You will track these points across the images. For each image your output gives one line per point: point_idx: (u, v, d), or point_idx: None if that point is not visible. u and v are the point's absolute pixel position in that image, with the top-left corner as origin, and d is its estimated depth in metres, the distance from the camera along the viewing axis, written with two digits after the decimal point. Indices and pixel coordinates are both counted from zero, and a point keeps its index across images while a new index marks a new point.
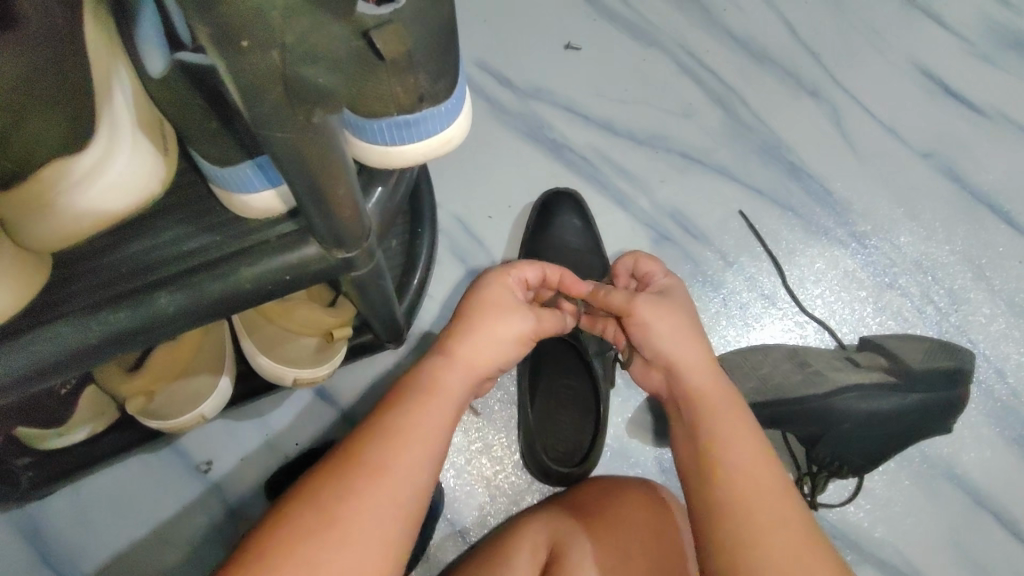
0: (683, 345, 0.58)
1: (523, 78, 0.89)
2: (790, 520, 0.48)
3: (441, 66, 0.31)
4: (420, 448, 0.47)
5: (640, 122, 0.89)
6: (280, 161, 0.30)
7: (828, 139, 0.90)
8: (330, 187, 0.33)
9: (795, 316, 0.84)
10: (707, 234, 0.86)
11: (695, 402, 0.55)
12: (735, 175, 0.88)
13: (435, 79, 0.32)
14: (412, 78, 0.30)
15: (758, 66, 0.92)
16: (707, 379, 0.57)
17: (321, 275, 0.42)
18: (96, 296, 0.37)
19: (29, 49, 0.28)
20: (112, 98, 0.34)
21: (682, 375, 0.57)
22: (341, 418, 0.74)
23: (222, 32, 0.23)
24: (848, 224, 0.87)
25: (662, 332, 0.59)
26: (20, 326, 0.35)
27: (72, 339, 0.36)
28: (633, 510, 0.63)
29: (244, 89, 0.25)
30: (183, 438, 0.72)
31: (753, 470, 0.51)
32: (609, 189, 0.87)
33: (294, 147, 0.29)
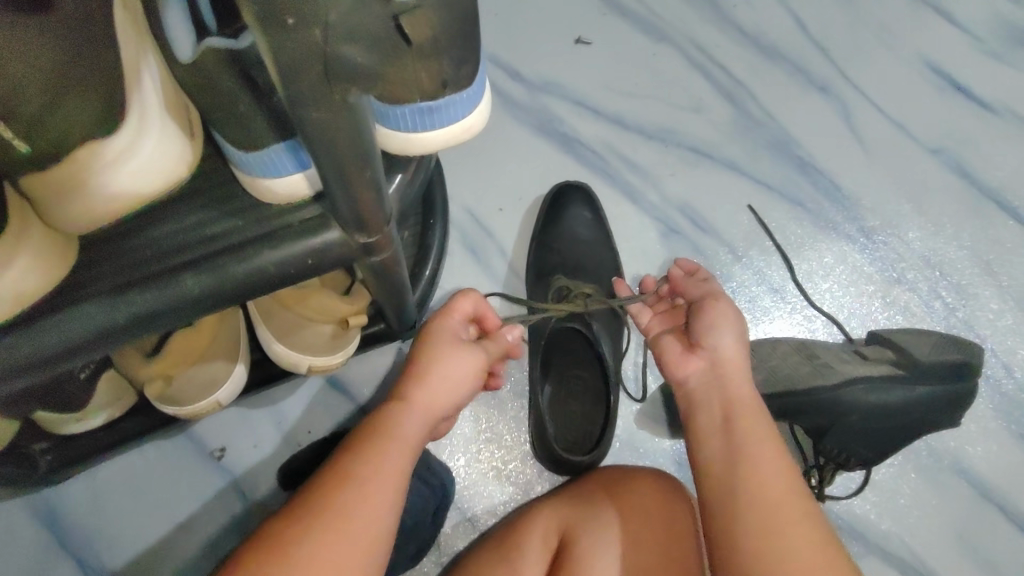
0: (733, 341, 0.62)
1: (535, 72, 0.89)
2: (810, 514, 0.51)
3: (467, 52, 0.32)
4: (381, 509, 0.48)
5: (650, 117, 0.89)
6: (311, 141, 0.30)
7: (837, 135, 0.90)
8: (358, 169, 0.34)
9: (804, 310, 0.84)
10: (715, 228, 0.86)
11: (734, 414, 0.57)
12: (744, 169, 0.88)
13: (461, 66, 0.32)
14: (438, 65, 0.31)
15: (768, 63, 0.92)
16: (748, 399, 0.58)
17: (343, 260, 0.43)
18: (122, 277, 0.38)
19: (62, 33, 0.29)
20: (141, 78, 0.35)
21: (727, 375, 0.60)
22: (351, 406, 0.74)
23: (268, 9, 0.23)
24: (856, 219, 0.87)
25: (723, 325, 0.63)
26: (46, 306, 0.36)
27: (102, 320, 0.37)
28: (651, 493, 0.65)
29: (285, 68, 0.26)
30: (196, 426, 0.73)
31: (778, 484, 0.52)
32: (619, 182, 0.87)
33: (327, 127, 0.29)
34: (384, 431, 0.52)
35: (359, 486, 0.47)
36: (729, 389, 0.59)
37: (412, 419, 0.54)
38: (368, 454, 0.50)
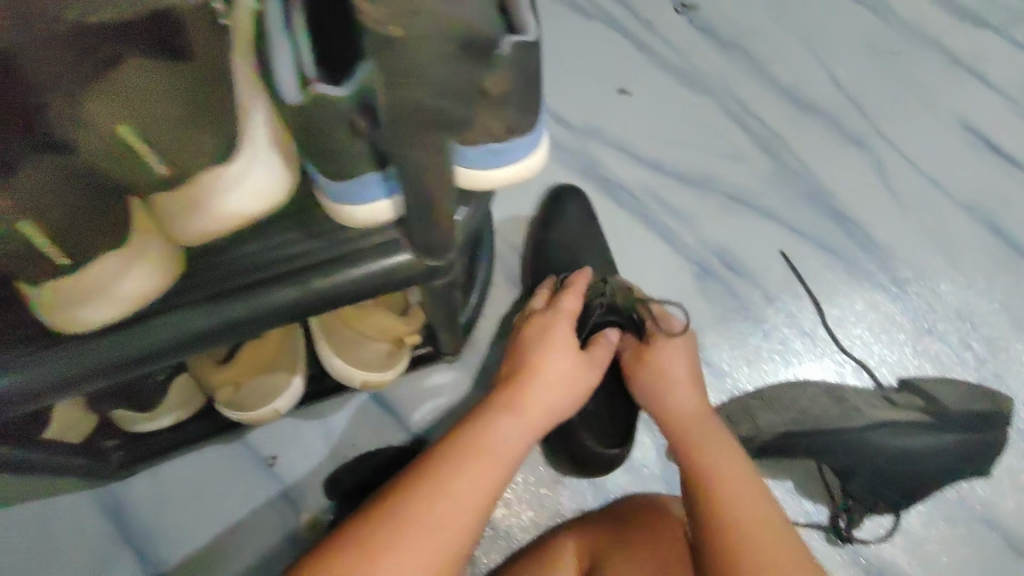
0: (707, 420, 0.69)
1: (582, 119, 0.95)
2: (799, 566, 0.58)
3: (526, 103, 0.37)
4: (446, 529, 0.53)
5: (690, 165, 0.94)
6: (403, 176, 0.36)
7: (870, 188, 0.94)
8: (437, 204, 0.39)
9: (836, 355, 0.86)
10: (751, 272, 0.89)
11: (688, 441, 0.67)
12: (779, 217, 0.92)
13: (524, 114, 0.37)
14: (505, 114, 0.36)
15: (805, 118, 0.97)
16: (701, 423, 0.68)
17: (409, 281, 0.48)
18: (217, 287, 0.44)
19: (177, 75, 0.32)
20: (252, 120, 0.41)
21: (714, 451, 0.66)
22: (397, 424, 0.79)
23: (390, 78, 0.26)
24: (889, 270, 0.90)
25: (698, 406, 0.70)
26: (155, 309, 0.43)
27: (200, 322, 0.44)
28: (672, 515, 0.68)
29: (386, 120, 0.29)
30: (252, 434, 0.77)
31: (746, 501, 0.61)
32: (659, 224, 0.91)
33: (415, 167, 0.35)
34: (478, 437, 0.59)
35: (450, 494, 0.54)
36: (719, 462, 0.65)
37: (511, 428, 0.61)
38: (458, 459, 0.57)
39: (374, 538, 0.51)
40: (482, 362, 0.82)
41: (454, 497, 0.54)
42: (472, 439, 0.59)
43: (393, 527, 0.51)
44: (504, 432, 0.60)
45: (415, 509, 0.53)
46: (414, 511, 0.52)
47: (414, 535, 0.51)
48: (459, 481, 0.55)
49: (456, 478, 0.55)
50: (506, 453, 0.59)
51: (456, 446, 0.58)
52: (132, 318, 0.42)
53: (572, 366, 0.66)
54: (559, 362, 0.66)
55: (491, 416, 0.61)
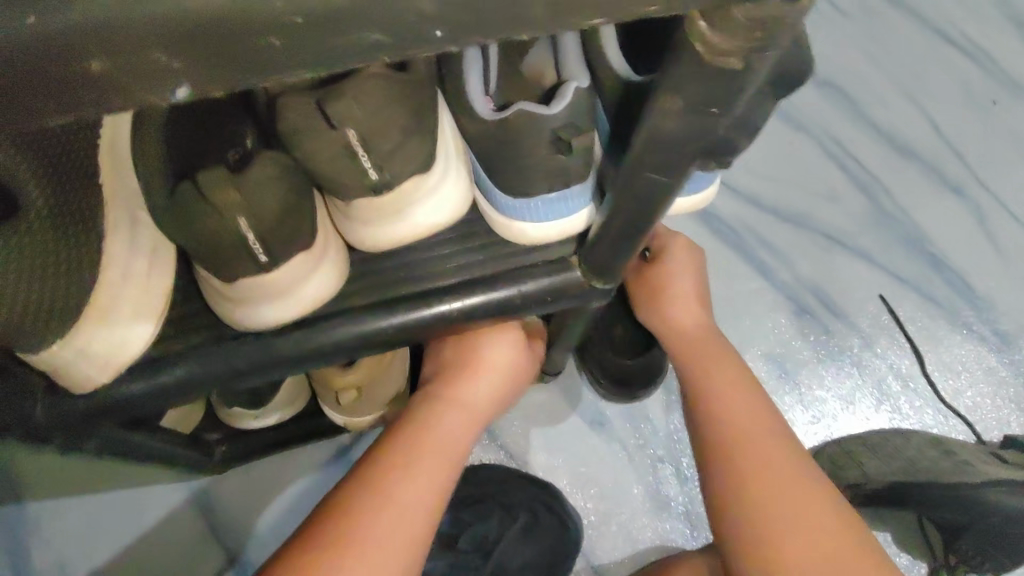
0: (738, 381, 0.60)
1: None
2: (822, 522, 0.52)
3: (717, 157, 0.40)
4: (415, 505, 0.46)
5: (786, 201, 0.94)
6: (624, 201, 0.35)
7: (970, 236, 0.92)
8: (642, 231, 0.38)
9: (929, 406, 0.85)
10: (847, 313, 0.88)
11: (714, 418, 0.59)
12: (876, 259, 0.91)
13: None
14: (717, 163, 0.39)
15: (903, 160, 0.96)
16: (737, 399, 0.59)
17: (577, 301, 0.46)
18: (379, 296, 0.44)
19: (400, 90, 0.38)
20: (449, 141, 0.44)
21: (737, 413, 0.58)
22: (490, 441, 0.78)
23: (698, 104, 0.25)
24: (991, 322, 0.88)
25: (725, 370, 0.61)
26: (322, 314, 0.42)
27: (362, 327, 0.42)
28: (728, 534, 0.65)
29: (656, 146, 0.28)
30: (345, 439, 0.77)
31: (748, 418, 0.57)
32: (753, 258, 0.90)
33: (646, 193, 0.33)
34: (425, 433, 0.51)
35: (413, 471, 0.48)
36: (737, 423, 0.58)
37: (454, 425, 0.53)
38: (412, 448, 0.49)
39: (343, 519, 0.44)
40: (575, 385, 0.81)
41: (420, 476, 0.48)
42: (423, 436, 0.51)
43: (361, 504, 0.45)
44: (449, 430, 0.52)
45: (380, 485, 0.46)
46: (381, 487, 0.46)
47: (380, 512, 0.45)
48: (422, 464, 0.48)
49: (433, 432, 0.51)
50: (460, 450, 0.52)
51: (408, 434, 0.51)
52: (304, 318, 0.42)
53: (498, 358, 0.57)
54: (494, 351, 0.56)
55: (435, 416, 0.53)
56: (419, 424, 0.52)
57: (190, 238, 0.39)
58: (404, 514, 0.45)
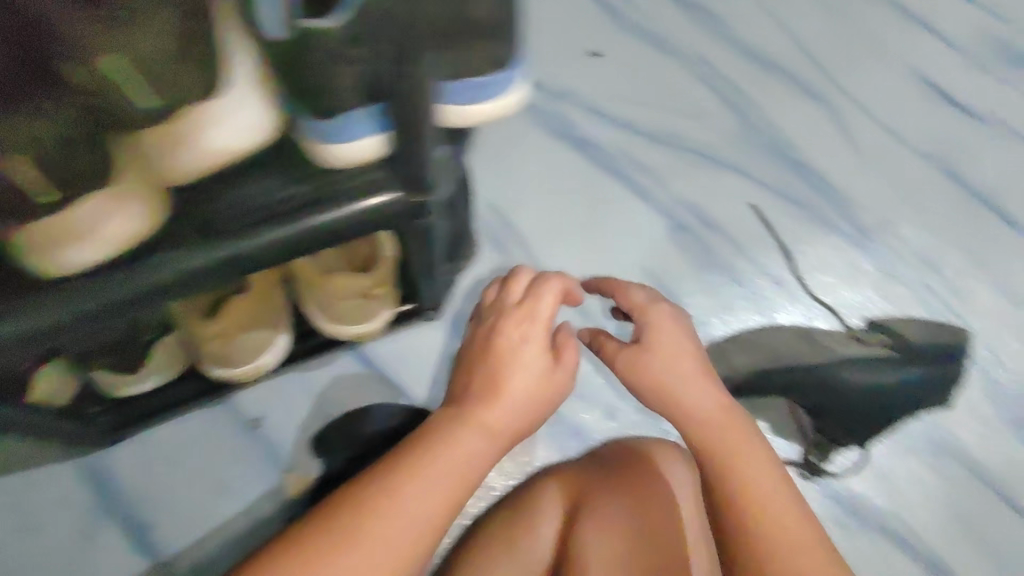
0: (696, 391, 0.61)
1: (554, 82, 0.97)
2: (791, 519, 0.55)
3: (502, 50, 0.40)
4: (423, 499, 0.49)
5: (658, 124, 0.97)
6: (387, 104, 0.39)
7: (832, 140, 0.97)
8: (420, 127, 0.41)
9: (803, 304, 0.88)
10: (721, 223, 0.91)
11: (725, 456, 0.58)
12: (745, 170, 0.95)
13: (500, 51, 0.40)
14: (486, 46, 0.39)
15: (767, 74, 1.00)
16: (739, 438, 0.58)
17: (393, 221, 0.49)
18: (199, 229, 0.44)
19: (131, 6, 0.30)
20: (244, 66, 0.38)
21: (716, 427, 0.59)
22: (382, 383, 0.79)
23: None
24: (853, 219, 0.93)
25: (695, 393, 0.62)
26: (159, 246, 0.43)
27: (184, 260, 0.43)
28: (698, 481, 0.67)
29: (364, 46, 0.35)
30: (236, 396, 0.76)
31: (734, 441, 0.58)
32: (630, 180, 0.93)
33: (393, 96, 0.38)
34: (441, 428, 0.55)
35: (422, 466, 0.51)
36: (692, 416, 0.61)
37: (483, 421, 0.56)
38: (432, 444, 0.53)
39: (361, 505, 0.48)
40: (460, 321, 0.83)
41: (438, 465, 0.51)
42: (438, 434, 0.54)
43: (380, 489, 0.49)
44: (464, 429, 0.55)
45: (396, 475, 0.50)
46: (400, 476, 0.50)
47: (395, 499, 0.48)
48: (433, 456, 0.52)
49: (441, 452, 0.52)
50: (473, 445, 0.54)
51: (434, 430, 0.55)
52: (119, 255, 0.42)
53: (535, 362, 0.60)
54: (528, 361, 0.60)
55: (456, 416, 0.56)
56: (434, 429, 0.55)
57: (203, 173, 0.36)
58: (415, 505, 0.48)
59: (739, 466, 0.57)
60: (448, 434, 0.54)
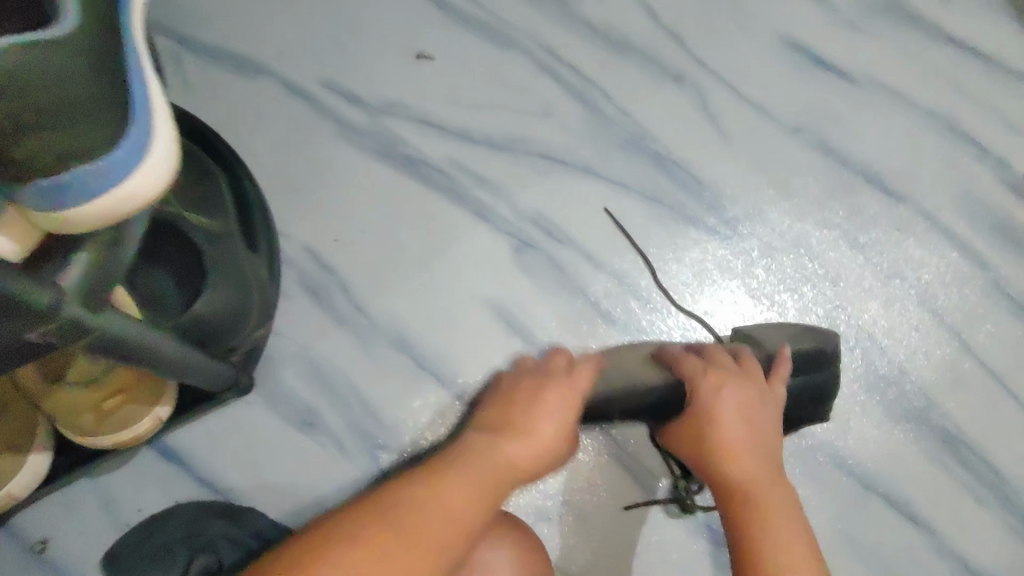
0: (745, 429, 0.62)
1: (373, 94, 0.84)
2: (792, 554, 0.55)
3: (82, 122, 0.36)
4: (434, 534, 0.49)
5: (499, 129, 0.84)
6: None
7: (693, 124, 0.86)
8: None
9: (668, 317, 0.80)
10: (574, 237, 0.81)
11: (766, 501, 0.58)
12: (599, 172, 0.84)
13: (84, 130, 0.36)
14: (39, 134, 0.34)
15: (619, 56, 0.88)
16: (771, 482, 0.59)
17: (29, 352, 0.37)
18: None
19: None
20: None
21: (766, 458, 0.60)
22: (189, 477, 0.69)
23: None
24: (719, 212, 0.83)
25: (733, 410, 0.63)
26: None
27: None
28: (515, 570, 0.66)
29: None
30: (15, 518, 0.66)
31: (771, 484, 0.59)
32: (469, 200, 0.82)
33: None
34: (475, 456, 0.57)
35: (424, 506, 0.51)
36: (737, 457, 0.60)
37: (489, 465, 0.57)
38: (454, 476, 0.54)
39: (359, 530, 0.48)
40: (277, 391, 0.73)
41: (452, 500, 0.52)
42: (481, 458, 0.57)
43: (388, 522, 0.49)
44: (503, 456, 0.58)
45: (406, 507, 0.50)
46: (409, 511, 0.50)
47: (409, 531, 0.49)
48: (452, 495, 0.52)
49: (475, 466, 0.56)
50: (495, 478, 0.56)
51: (464, 456, 0.57)
52: None
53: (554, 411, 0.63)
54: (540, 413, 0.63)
55: (500, 445, 0.59)
56: (472, 458, 0.57)
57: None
58: (427, 540, 0.49)
59: (765, 502, 0.58)
60: (468, 463, 0.56)
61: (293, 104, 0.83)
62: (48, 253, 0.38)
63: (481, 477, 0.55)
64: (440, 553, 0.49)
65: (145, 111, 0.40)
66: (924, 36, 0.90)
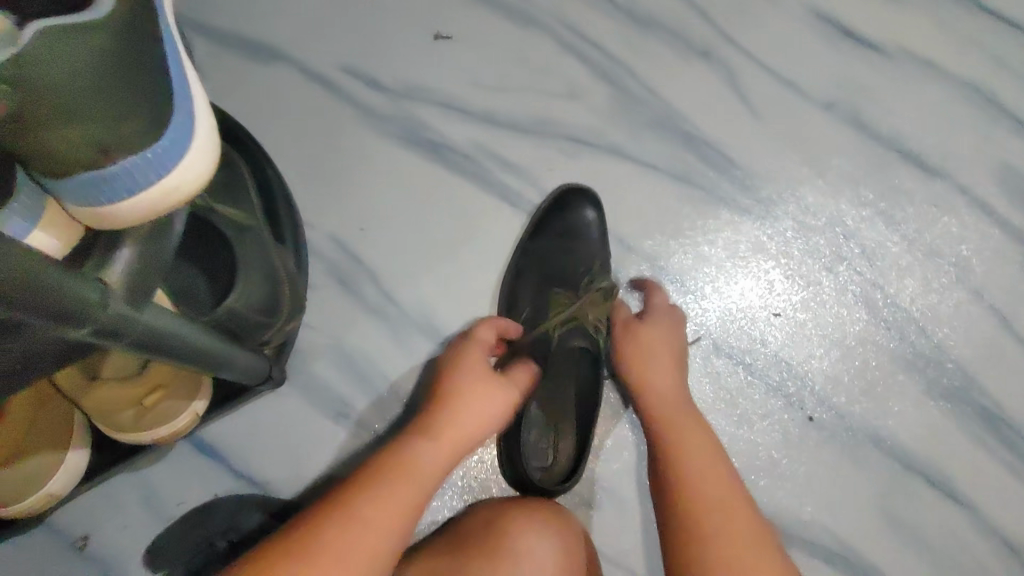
0: (668, 385, 0.69)
1: (395, 78, 0.82)
2: (742, 512, 0.61)
3: (122, 110, 0.34)
4: (365, 549, 0.48)
5: (524, 110, 0.82)
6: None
7: (723, 102, 0.84)
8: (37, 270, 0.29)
9: (704, 301, 0.78)
10: (604, 221, 0.80)
11: (717, 506, 0.61)
12: (628, 152, 0.82)
13: (122, 121, 0.34)
14: (80, 123, 0.32)
15: (645, 33, 0.85)
16: (707, 453, 0.65)
17: (62, 355, 0.35)
18: None
19: None
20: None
21: (690, 420, 0.67)
22: (226, 470, 0.69)
23: None
24: (751, 190, 0.82)
25: (659, 375, 0.69)
26: None
27: None
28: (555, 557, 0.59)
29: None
30: (55, 515, 0.66)
31: (705, 466, 0.63)
32: (497, 184, 0.81)
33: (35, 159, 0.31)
34: (402, 462, 0.55)
35: (362, 513, 0.49)
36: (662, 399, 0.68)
37: (423, 462, 0.56)
38: (378, 483, 0.52)
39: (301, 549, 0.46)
40: (311, 382, 0.72)
41: (387, 507, 0.51)
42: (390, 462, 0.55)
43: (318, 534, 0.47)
44: (424, 457, 0.56)
45: (333, 520, 0.48)
46: (342, 526, 0.48)
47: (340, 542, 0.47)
48: (385, 498, 0.51)
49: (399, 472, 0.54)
50: (427, 476, 0.55)
51: (388, 461, 0.55)
52: None
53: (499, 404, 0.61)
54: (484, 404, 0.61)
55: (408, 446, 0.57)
56: (393, 461, 0.55)
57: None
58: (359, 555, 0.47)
59: (731, 515, 0.60)
60: (397, 463, 0.55)
61: (313, 91, 0.81)
62: (90, 244, 0.36)
63: (410, 479, 0.54)
64: (379, 562, 0.48)
65: (181, 97, 0.39)
66: (957, 6, 0.87)
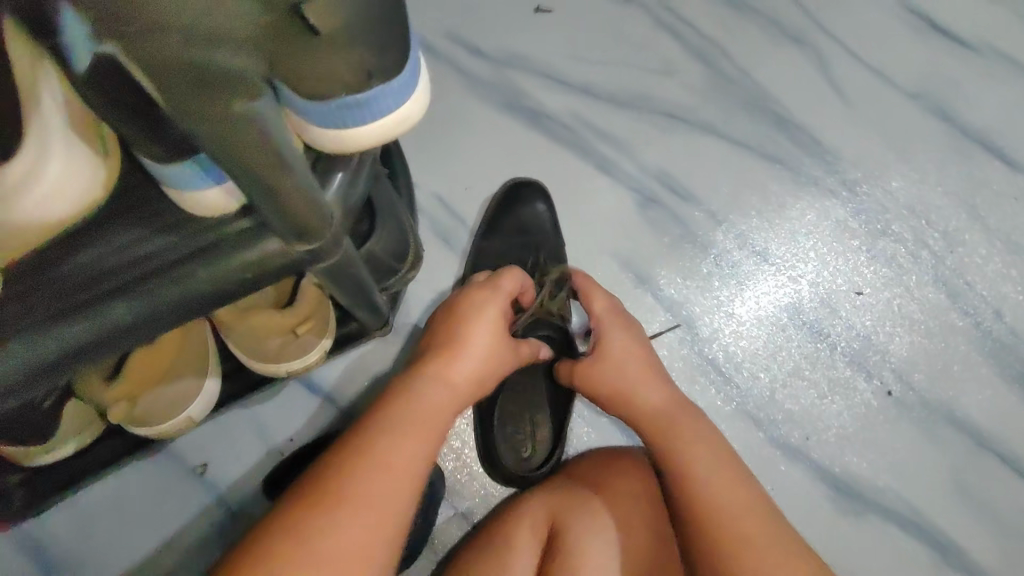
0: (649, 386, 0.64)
1: (498, 47, 0.85)
2: (744, 487, 0.58)
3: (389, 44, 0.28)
4: (392, 492, 0.50)
5: (621, 85, 0.85)
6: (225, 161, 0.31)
7: (814, 87, 0.86)
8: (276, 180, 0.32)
9: (789, 276, 0.81)
10: (696, 195, 0.83)
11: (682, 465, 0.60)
12: (720, 130, 0.85)
13: (383, 54, 0.29)
14: (354, 55, 0.28)
15: (740, 16, 0.88)
16: (714, 458, 0.60)
17: (287, 269, 0.40)
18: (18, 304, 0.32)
19: None
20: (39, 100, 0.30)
21: (678, 418, 0.62)
22: (334, 410, 0.73)
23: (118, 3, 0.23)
24: (838, 173, 0.84)
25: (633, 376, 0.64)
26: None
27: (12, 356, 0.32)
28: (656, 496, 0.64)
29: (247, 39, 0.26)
30: (176, 442, 0.70)
31: (698, 446, 0.60)
32: (593, 154, 0.83)
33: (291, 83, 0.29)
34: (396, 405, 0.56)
35: (385, 461, 0.51)
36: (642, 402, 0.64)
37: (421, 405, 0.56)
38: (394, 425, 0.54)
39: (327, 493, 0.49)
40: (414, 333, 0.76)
41: (404, 445, 0.53)
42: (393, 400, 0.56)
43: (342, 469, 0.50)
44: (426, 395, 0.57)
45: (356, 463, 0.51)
46: (364, 464, 0.51)
47: (368, 482, 0.50)
48: (399, 443, 0.53)
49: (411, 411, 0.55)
50: (437, 412, 0.56)
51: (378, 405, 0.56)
52: None
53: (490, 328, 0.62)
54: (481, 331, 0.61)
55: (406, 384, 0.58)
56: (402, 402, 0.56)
57: (216, 127, 0.29)
58: (380, 490, 0.50)
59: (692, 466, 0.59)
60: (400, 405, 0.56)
61: None
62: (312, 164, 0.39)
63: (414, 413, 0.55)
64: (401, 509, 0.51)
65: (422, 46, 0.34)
66: None
